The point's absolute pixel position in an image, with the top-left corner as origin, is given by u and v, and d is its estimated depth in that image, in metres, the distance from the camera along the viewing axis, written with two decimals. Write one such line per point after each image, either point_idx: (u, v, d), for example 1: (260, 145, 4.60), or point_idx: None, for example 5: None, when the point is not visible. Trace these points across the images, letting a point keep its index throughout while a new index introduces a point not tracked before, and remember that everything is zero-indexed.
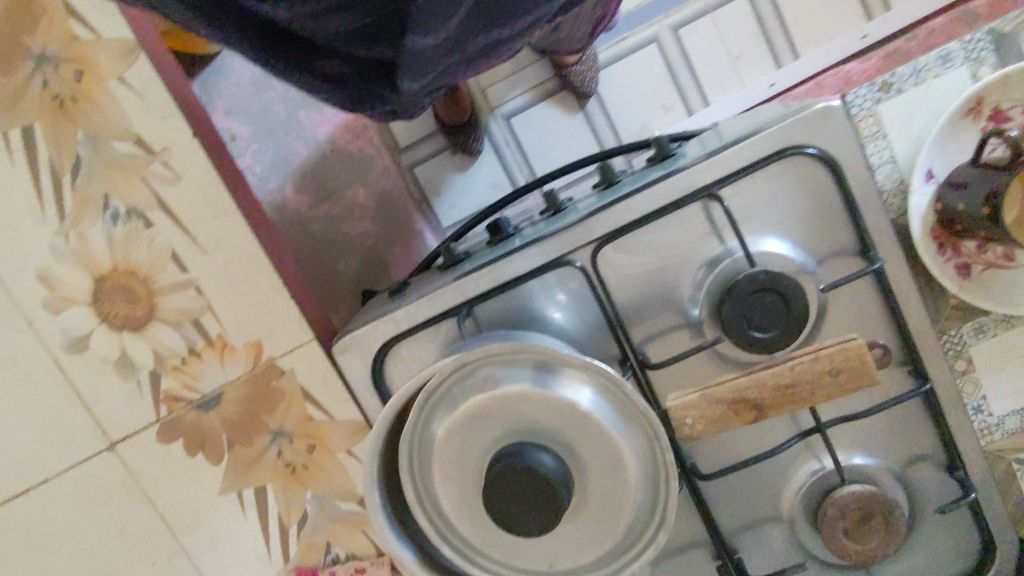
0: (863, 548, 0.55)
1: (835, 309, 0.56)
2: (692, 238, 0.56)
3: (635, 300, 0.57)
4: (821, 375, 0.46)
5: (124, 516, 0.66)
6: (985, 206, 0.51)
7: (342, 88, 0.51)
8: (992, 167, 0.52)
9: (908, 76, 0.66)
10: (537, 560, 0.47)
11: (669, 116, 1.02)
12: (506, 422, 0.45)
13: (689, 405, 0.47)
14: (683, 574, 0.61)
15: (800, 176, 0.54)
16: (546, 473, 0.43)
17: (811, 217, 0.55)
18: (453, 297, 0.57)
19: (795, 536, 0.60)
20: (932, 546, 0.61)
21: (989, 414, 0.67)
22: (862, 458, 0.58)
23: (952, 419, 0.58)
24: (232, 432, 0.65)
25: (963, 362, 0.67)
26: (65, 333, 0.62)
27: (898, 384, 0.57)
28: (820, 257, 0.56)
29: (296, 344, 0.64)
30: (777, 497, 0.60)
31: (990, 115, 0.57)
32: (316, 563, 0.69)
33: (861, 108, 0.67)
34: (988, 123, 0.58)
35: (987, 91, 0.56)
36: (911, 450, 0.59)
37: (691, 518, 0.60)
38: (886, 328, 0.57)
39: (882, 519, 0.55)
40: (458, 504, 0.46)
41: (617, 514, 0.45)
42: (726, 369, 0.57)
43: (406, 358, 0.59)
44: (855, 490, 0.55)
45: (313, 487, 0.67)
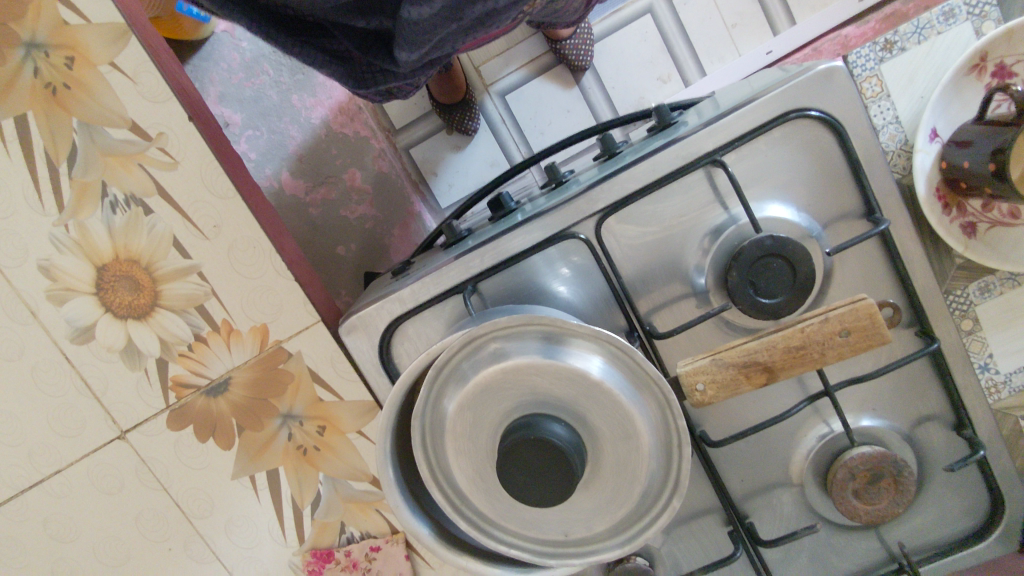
0: (872, 508, 0.56)
1: (843, 272, 0.56)
2: (695, 206, 0.55)
3: (641, 271, 0.57)
4: (831, 336, 0.46)
5: (140, 501, 0.67)
6: (991, 163, 0.51)
7: (349, 65, 0.53)
8: (998, 124, 0.51)
9: (911, 34, 0.65)
10: (553, 530, 0.47)
11: (667, 87, 1.00)
12: (518, 395, 0.45)
13: (700, 371, 0.47)
14: (695, 540, 0.62)
15: (804, 139, 0.54)
16: (560, 443, 0.43)
17: (815, 180, 0.55)
18: (458, 274, 0.57)
19: (805, 499, 0.60)
20: (942, 504, 0.61)
21: (997, 371, 0.67)
22: (870, 420, 0.59)
23: (961, 378, 0.58)
24: (242, 417, 0.65)
25: (969, 321, 0.67)
26: (73, 323, 0.62)
27: (906, 344, 0.58)
28: (825, 221, 0.55)
29: (302, 327, 0.63)
30: (787, 463, 0.60)
31: (994, 71, 0.57)
32: (331, 543, 0.69)
33: (864, 69, 0.66)
34: (993, 79, 0.57)
35: (990, 47, 0.56)
36: (920, 409, 0.59)
37: (703, 485, 0.61)
38: (894, 289, 0.57)
39: (891, 480, 0.56)
40: (473, 478, 0.46)
41: (631, 482, 0.45)
42: (733, 336, 0.57)
43: (414, 336, 0.59)
44: (864, 452, 0.56)
45: (325, 468, 0.66)
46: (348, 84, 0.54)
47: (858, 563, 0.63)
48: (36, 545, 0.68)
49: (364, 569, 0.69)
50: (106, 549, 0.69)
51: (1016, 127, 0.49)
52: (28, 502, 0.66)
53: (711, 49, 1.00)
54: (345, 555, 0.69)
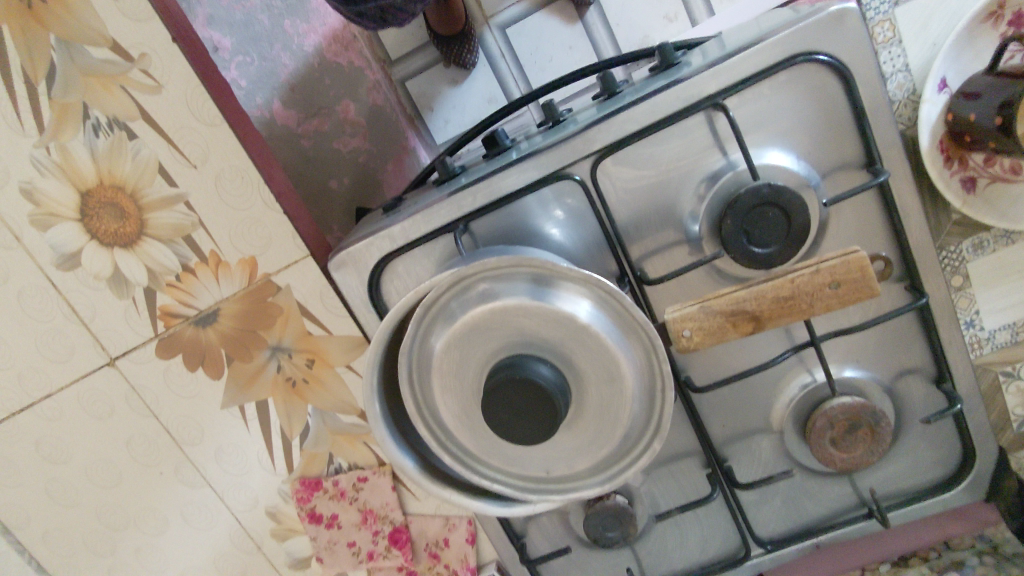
0: (847, 456, 0.58)
1: (838, 224, 0.55)
2: (694, 150, 0.54)
3: (635, 215, 0.56)
4: (821, 288, 0.46)
5: (130, 426, 0.68)
6: (997, 116, 0.50)
7: None
8: (1010, 76, 0.50)
9: None
10: (535, 467, 0.48)
11: (673, 27, 0.97)
12: (505, 335, 0.45)
13: (688, 318, 0.47)
14: (674, 482, 0.64)
15: (810, 85, 0.52)
16: (545, 384, 0.43)
17: (817, 128, 0.53)
18: (449, 212, 0.56)
19: (783, 445, 0.62)
20: (915, 453, 0.63)
21: (981, 329, 0.67)
22: (853, 372, 0.60)
23: (947, 333, 0.58)
24: (231, 348, 0.65)
25: (959, 278, 0.67)
26: (57, 249, 0.61)
27: (896, 298, 0.58)
28: (824, 171, 0.54)
29: (291, 261, 0.62)
30: (769, 410, 0.61)
31: (1011, 19, 0.54)
32: (320, 473, 0.70)
33: (877, 13, 0.62)
34: (1009, 29, 0.54)
35: None
36: (903, 363, 0.60)
37: (684, 428, 0.62)
38: (887, 242, 0.56)
39: (868, 430, 0.57)
40: (458, 415, 0.47)
41: (613, 423, 0.46)
42: (724, 285, 0.57)
43: (403, 274, 0.59)
44: (844, 402, 0.57)
45: (314, 401, 0.67)
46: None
47: (830, 506, 0.65)
48: (29, 465, 0.69)
49: (352, 497, 0.71)
50: (98, 472, 0.70)
51: None
52: (20, 424, 0.67)
53: None
54: (333, 484, 0.70)
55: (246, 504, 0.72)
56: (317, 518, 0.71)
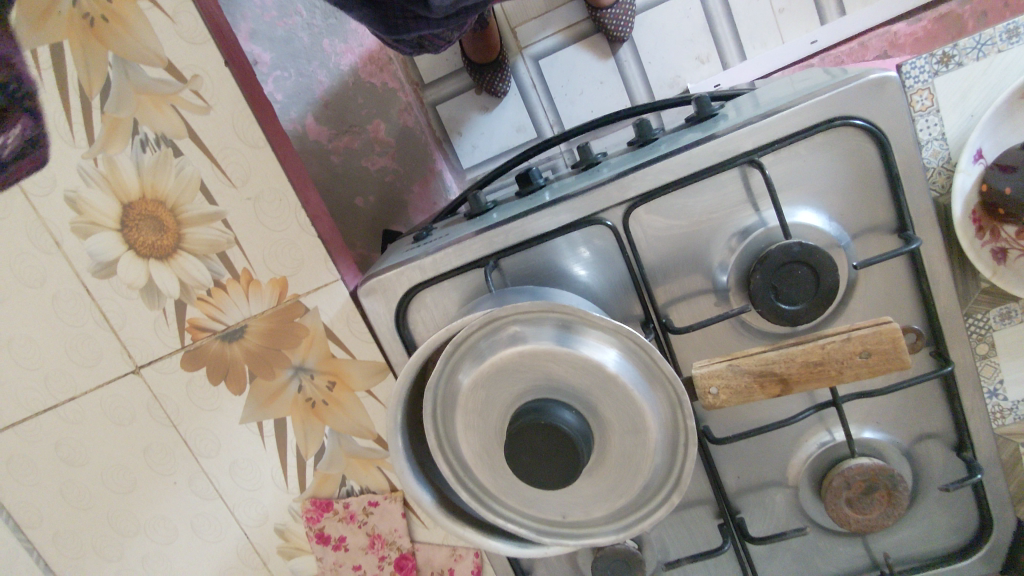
0: (862, 518, 0.58)
1: (867, 286, 0.55)
2: (727, 203, 0.55)
3: (664, 262, 0.57)
4: (851, 356, 0.46)
5: (148, 435, 0.69)
6: None
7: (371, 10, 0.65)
8: None
9: (970, 49, 0.59)
10: (552, 510, 0.48)
11: (704, 68, 0.99)
12: (532, 378, 0.45)
13: (715, 375, 0.47)
14: (685, 529, 0.64)
15: (846, 148, 0.53)
16: (570, 431, 0.44)
17: (851, 190, 0.54)
18: (480, 248, 0.57)
19: (797, 502, 0.62)
20: (932, 519, 0.62)
21: (1004, 398, 0.66)
22: (872, 433, 0.59)
23: (969, 401, 0.58)
24: (254, 365, 0.65)
25: (984, 345, 0.65)
26: (94, 257, 0.63)
27: (920, 363, 0.58)
28: (855, 232, 0.55)
29: (321, 284, 0.63)
30: (785, 464, 0.61)
31: None
32: (331, 494, 0.70)
33: (916, 81, 0.59)
34: None
35: None
36: (924, 427, 0.60)
37: (699, 476, 0.62)
38: (915, 306, 0.56)
39: (885, 492, 0.57)
40: (479, 453, 0.47)
41: (633, 473, 0.46)
42: (748, 338, 0.57)
43: (431, 305, 0.60)
44: (862, 463, 0.57)
45: (332, 423, 0.68)
46: (378, 27, 0.66)
47: (841, 566, 0.64)
48: (46, 465, 0.70)
49: (361, 521, 0.71)
50: (112, 477, 0.71)
51: None
52: (43, 424, 0.69)
53: (754, 33, 0.97)
54: (343, 507, 0.70)
55: (255, 519, 0.72)
56: (325, 539, 0.72)
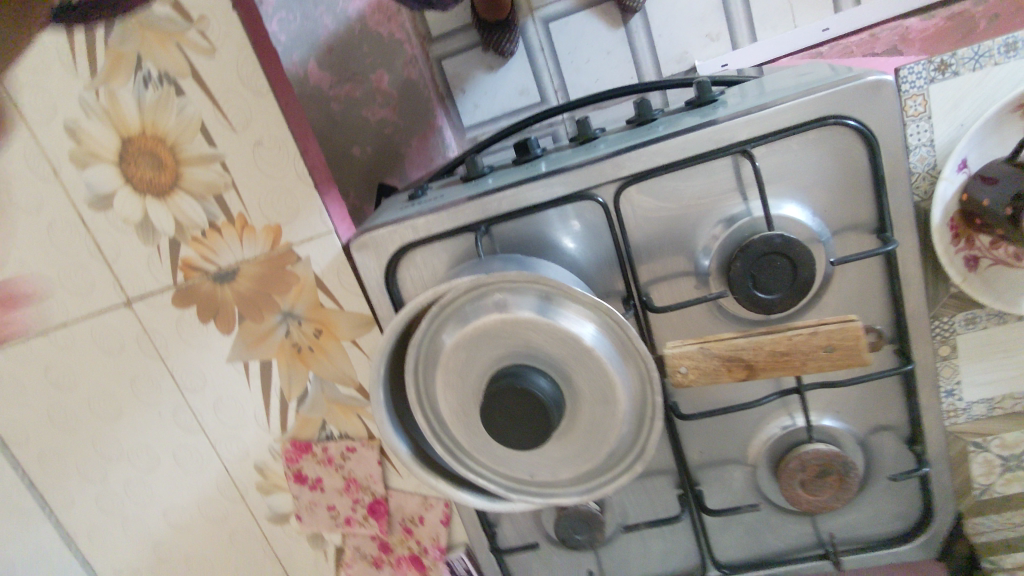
0: (813, 499, 0.61)
1: (841, 282, 0.58)
2: (716, 190, 0.56)
3: (650, 242, 0.58)
4: (816, 350, 0.48)
5: (136, 366, 0.71)
6: (1008, 207, 0.52)
7: None
8: None
9: (970, 58, 0.54)
10: (521, 469, 0.51)
11: (712, 47, 0.99)
12: (512, 344, 0.47)
13: (686, 356, 0.49)
14: (645, 497, 0.67)
15: (837, 146, 0.54)
16: (543, 397, 0.46)
17: (836, 188, 0.55)
18: (473, 213, 0.58)
19: (753, 479, 0.65)
20: (877, 505, 0.66)
21: (960, 399, 0.64)
22: (831, 421, 0.62)
23: (925, 398, 0.61)
24: (244, 307, 0.67)
25: (947, 347, 0.63)
26: (91, 188, 0.64)
27: (883, 360, 0.60)
28: (836, 230, 0.57)
29: (315, 235, 0.64)
30: (746, 444, 0.64)
31: None
32: (311, 437, 0.73)
33: (911, 88, 0.55)
34: None
35: None
36: (879, 419, 0.63)
37: (664, 448, 0.65)
38: (885, 305, 0.58)
39: (837, 477, 0.60)
40: (456, 411, 0.50)
41: (599, 440, 0.49)
42: (722, 322, 0.59)
43: (421, 264, 0.61)
44: (818, 448, 0.60)
45: (316, 369, 0.70)
46: None
47: (788, 542, 0.68)
48: (35, 387, 0.72)
49: (339, 465, 0.73)
50: (98, 403, 0.73)
51: None
52: (34, 348, 0.70)
53: (766, 14, 0.96)
54: (322, 449, 0.73)
55: (237, 455, 0.75)
56: (303, 479, 0.74)
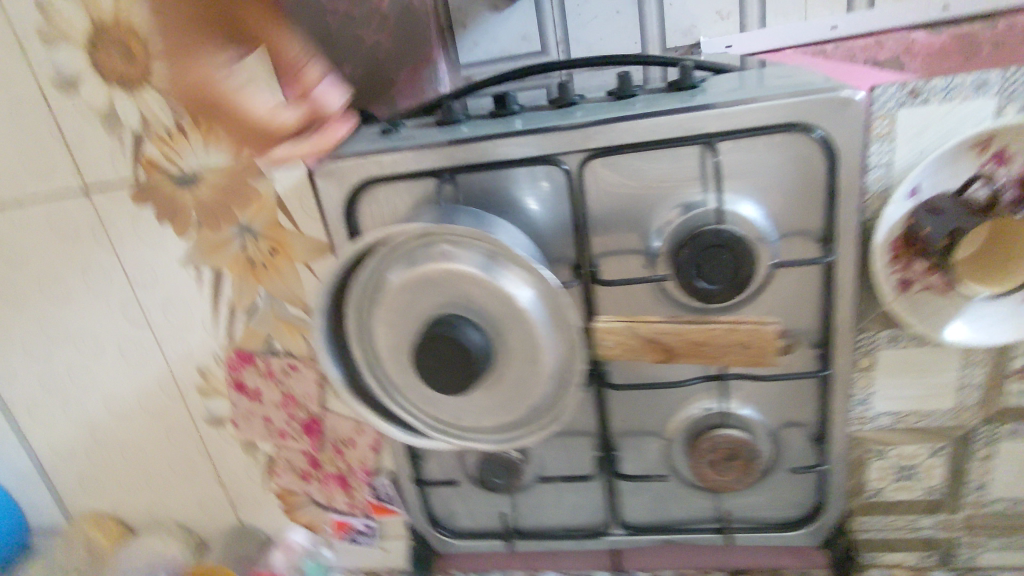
0: (719, 478, 0.66)
1: (779, 284, 0.60)
2: (678, 176, 0.57)
3: (607, 215, 0.60)
4: (734, 344, 0.51)
5: (88, 255, 0.71)
6: (946, 238, 0.56)
7: None
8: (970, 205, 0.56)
9: (941, 88, 0.55)
10: (445, 411, 0.54)
11: (721, 25, 0.97)
12: (452, 295, 0.49)
13: (612, 332, 0.52)
14: (563, 453, 0.71)
15: (799, 154, 0.56)
16: (472, 349, 0.48)
17: (791, 194, 0.57)
18: (440, 159, 0.59)
19: (666, 453, 0.69)
20: (776, 492, 0.71)
21: (869, 408, 0.68)
22: (748, 411, 0.66)
23: (836, 404, 0.65)
24: (205, 214, 0.67)
25: (867, 360, 0.66)
26: (57, 68, 0.62)
27: (804, 362, 0.64)
28: (783, 234, 0.59)
29: (281, 155, 0.64)
30: (666, 420, 0.68)
31: (995, 153, 0.55)
32: (255, 350, 0.74)
33: (880, 108, 0.56)
34: (988, 161, 0.56)
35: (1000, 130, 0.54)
36: (792, 416, 0.67)
37: (588, 412, 0.68)
38: (816, 312, 0.61)
39: (743, 462, 0.65)
40: (392, 347, 0.52)
41: (522, 395, 0.51)
42: (662, 303, 0.62)
43: (382, 201, 0.62)
44: (730, 434, 0.65)
45: (267, 285, 0.71)
46: None
47: (689, 515, 0.73)
48: None
49: (278, 380, 0.75)
50: (47, 285, 0.73)
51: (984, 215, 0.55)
52: None
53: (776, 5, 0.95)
54: (264, 363, 0.75)
55: (181, 356, 0.76)
56: (243, 388, 0.77)
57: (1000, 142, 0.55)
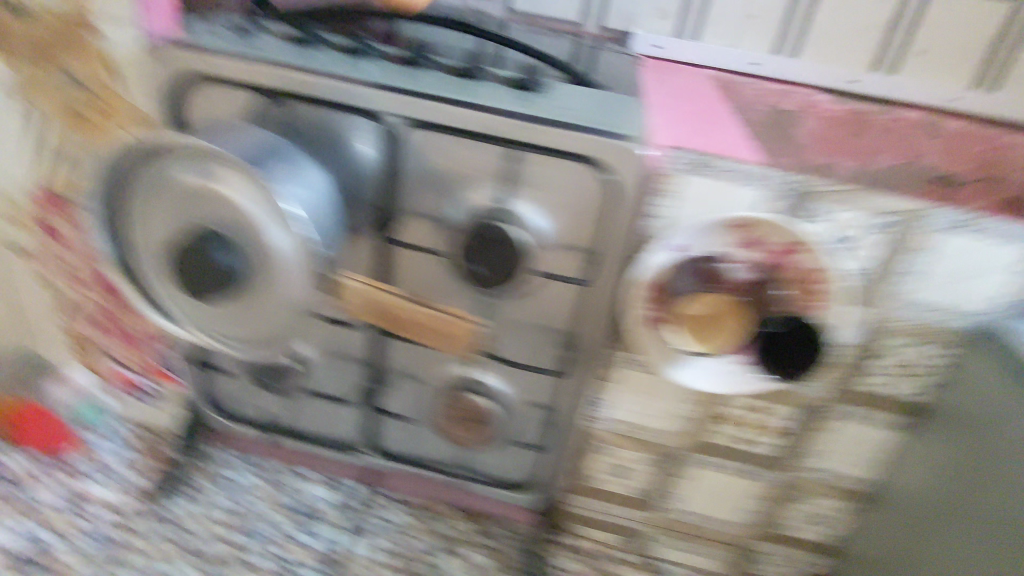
0: (455, 434, 0.75)
1: (544, 290, 0.68)
2: (483, 168, 0.64)
3: (417, 180, 0.65)
4: (452, 336, 0.60)
5: None
6: (690, 296, 0.64)
7: None
8: (712, 275, 0.64)
9: (727, 171, 0.62)
10: (194, 308, 0.58)
11: (658, 24, 0.97)
12: (214, 213, 0.53)
13: (353, 290, 0.58)
14: (334, 372, 0.78)
15: (585, 184, 0.63)
16: (219, 264, 0.53)
17: (574, 214, 0.65)
18: (274, 78, 0.63)
19: (420, 397, 0.78)
20: (506, 457, 0.82)
21: (606, 411, 0.77)
22: (502, 386, 0.74)
23: (571, 400, 0.75)
24: (34, 50, 0.66)
25: (607, 373, 0.74)
26: None
27: (551, 359, 0.73)
28: (558, 244, 0.66)
29: (123, 20, 0.64)
30: (427, 370, 0.76)
31: (748, 239, 0.62)
32: (66, 197, 0.75)
33: (673, 167, 0.61)
34: (741, 244, 0.63)
35: (756, 223, 0.62)
36: (535, 397, 0.77)
37: (363, 345, 0.75)
38: (571, 320, 0.70)
39: (478, 425, 0.73)
40: (159, 238, 0.56)
41: (259, 320, 0.56)
42: (441, 269, 0.69)
43: (218, 98, 0.66)
44: (474, 402, 0.73)
45: (87, 139, 0.70)
46: None
47: (433, 453, 0.83)
48: None
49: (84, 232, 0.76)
50: None
51: (721, 287, 0.64)
52: None
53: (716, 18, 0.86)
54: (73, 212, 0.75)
55: None
56: (49, 228, 0.77)
57: (759, 230, 0.62)
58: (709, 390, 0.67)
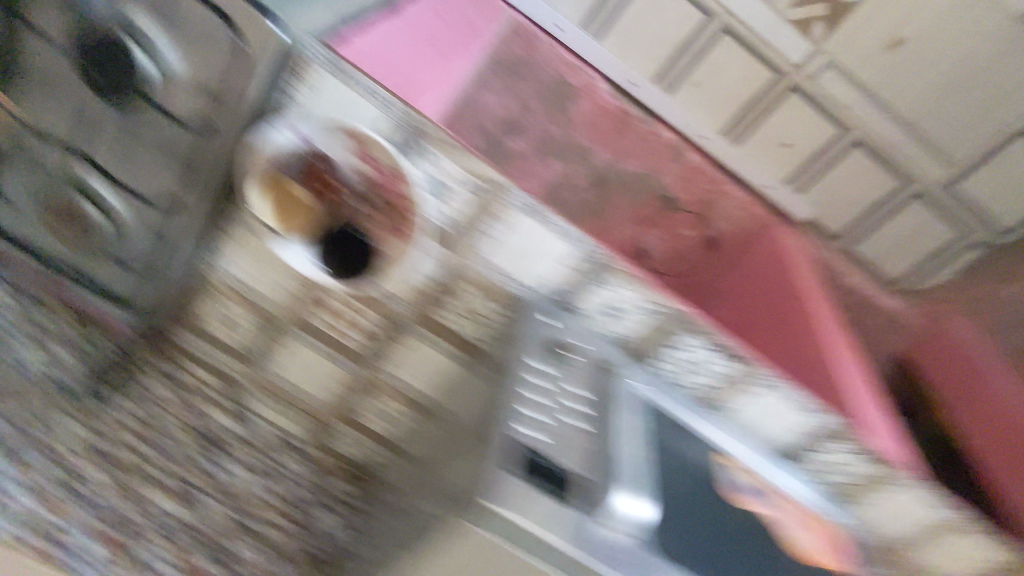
0: (55, 225, 0.74)
1: (159, 120, 0.66)
2: None
3: None
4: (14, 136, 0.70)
5: None
6: (297, 180, 0.69)
7: None
8: (320, 170, 0.68)
9: (362, 87, 0.68)
10: None
11: None
12: None
13: None
14: None
15: (219, 40, 0.61)
16: None
17: (203, 62, 0.63)
18: None
19: (23, 181, 0.73)
20: (107, 274, 0.77)
21: (229, 264, 0.78)
22: (110, 195, 0.71)
23: (184, 235, 0.74)
24: None
25: (230, 229, 0.74)
26: None
27: (163, 189, 0.71)
28: (181, 85, 0.64)
29: None
30: (36, 154, 0.71)
31: (360, 148, 0.68)
32: None
33: (313, 57, 0.65)
34: (353, 151, 0.68)
35: (365, 138, 0.68)
36: (149, 222, 0.73)
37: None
38: (186, 158, 0.68)
39: (80, 223, 0.74)
40: None
41: None
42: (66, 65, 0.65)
43: None
44: (76, 200, 0.72)
45: None
46: None
47: (34, 245, 0.77)
48: None
49: None
50: None
51: (322, 178, 0.68)
52: None
53: None
54: None
55: None
56: None
57: (375, 154, 0.68)
58: (301, 270, 0.73)
